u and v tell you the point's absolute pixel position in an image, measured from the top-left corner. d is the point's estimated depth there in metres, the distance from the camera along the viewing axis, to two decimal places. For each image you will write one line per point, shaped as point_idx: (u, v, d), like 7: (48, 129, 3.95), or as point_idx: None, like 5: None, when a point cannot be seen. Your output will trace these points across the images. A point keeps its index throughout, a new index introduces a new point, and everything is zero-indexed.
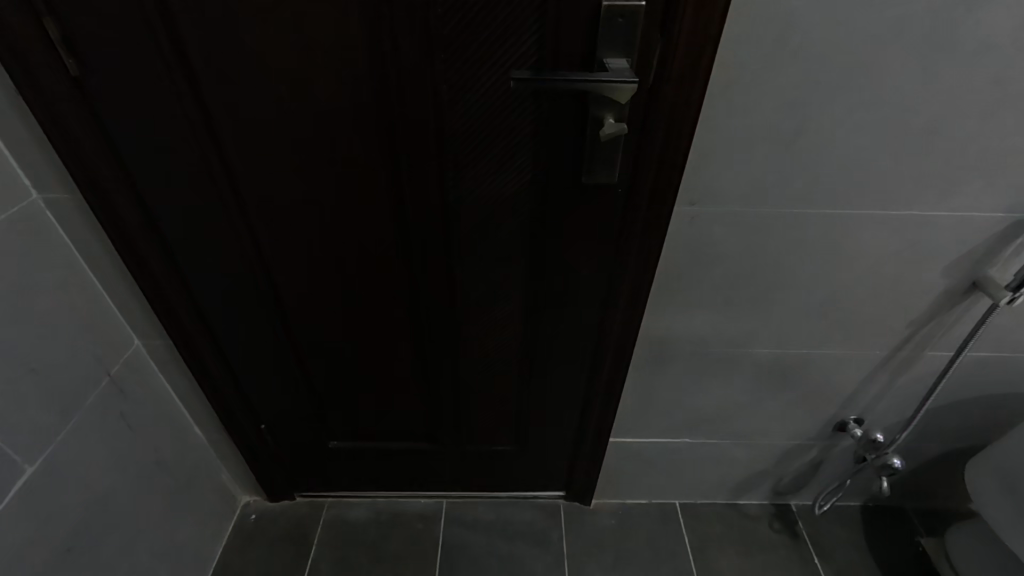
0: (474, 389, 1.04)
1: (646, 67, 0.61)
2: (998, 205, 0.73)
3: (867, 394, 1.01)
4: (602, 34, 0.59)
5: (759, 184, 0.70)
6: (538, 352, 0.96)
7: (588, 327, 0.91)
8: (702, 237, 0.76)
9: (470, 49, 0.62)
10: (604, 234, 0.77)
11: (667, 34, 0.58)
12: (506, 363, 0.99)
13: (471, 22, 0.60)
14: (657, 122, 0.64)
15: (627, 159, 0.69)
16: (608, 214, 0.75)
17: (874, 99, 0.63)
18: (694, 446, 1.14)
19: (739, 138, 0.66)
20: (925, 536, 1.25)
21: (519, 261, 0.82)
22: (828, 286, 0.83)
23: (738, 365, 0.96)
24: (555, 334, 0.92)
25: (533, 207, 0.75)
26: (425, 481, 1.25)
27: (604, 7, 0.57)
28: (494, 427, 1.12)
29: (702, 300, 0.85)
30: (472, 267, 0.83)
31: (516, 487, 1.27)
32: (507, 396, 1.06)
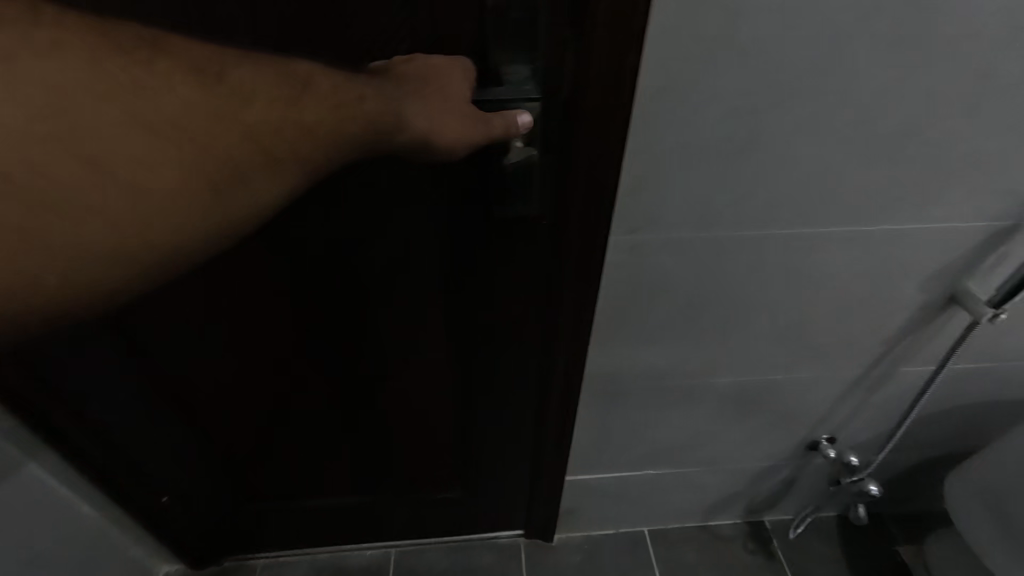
0: (407, 435, 0.93)
1: (557, 75, 0.49)
2: (981, 213, 0.63)
3: (840, 413, 0.93)
4: (493, 39, 0.47)
5: (709, 205, 0.59)
6: (474, 399, 0.83)
7: (529, 369, 0.79)
8: (647, 267, 0.65)
9: (336, 53, 0.49)
10: (532, 270, 0.65)
11: (580, 36, 0.46)
12: (440, 408, 0.87)
13: (323, 24, 0.47)
14: (577, 140, 0.52)
15: (546, 185, 0.56)
16: (534, 247, 0.63)
17: (838, 101, 0.52)
18: (660, 475, 1.04)
19: (681, 156, 0.54)
20: (903, 543, 1.19)
21: (436, 299, 0.70)
22: (795, 308, 0.72)
23: (699, 395, 0.85)
24: (491, 378, 0.80)
25: (442, 240, 0.63)
26: (369, 532, 1.12)
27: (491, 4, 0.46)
28: (437, 472, 1.00)
29: (653, 334, 0.74)
30: (384, 309, 0.71)
31: (471, 530, 1.16)
32: (447, 441, 0.94)
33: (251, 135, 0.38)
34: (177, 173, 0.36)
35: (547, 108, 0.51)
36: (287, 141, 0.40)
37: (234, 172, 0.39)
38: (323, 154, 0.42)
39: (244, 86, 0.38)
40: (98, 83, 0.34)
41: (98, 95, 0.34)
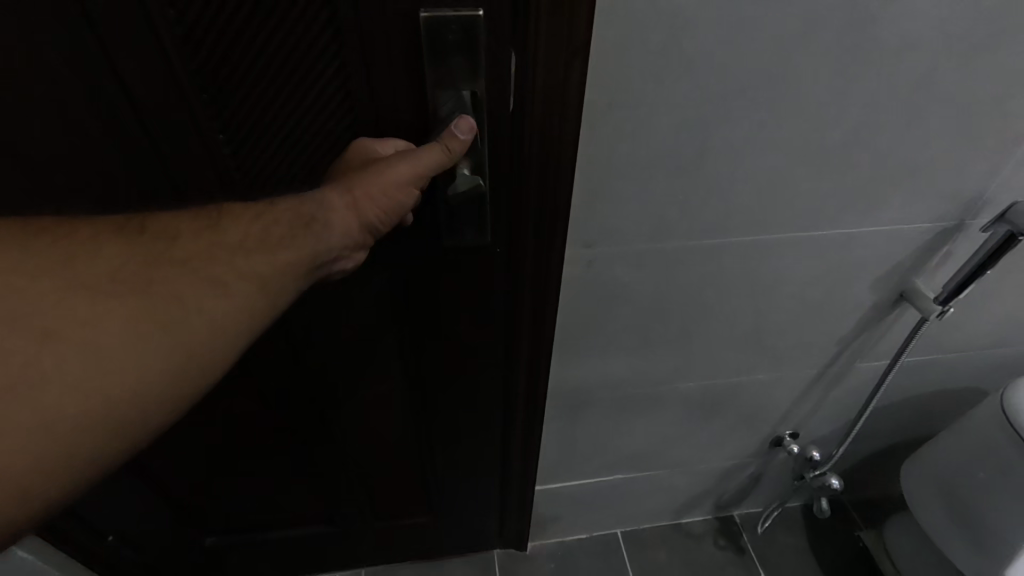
0: (370, 465, 0.90)
1: (503, 93, 0.46)
2: (926, 215, 0.64)
3: (801, 410, 0.94)
4: (430, 59, 0.44)
5: (663, 217, 0.58)
6: (436, 428, 0.81)
7: (491, 397, 0.77)
8: (606, 280, 0.64)
9: (249, 77, 0.45)
10: (488, 303, 0.63)
11: (522, 51, 0.44)
12: (401, 436, 0.84)
13: (233, 47, 0.43)
14: (524, 158, 0.50)
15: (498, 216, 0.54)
16: (490, 280, 0.61)
17: (786, 112, 0.51)
18: (630, 480, 1.04)
19: (634, 169, 0.53)
20: (864, 528, 1.23)
21: (390, 334, 0.67)
22: (754, 313, 0.73)
23: (664, 401, 0.85)
24: (453, 406, 0.78)
25: (392, 276, 0.60)
26: (336, 558, 1.10)
27: (425, 21, 0.42)
28: (403, 499, 0.98)
29: (615, 346, 0.73)
30: (333, 344, 0.67)
31: (441, 552, 1.14)
32: (411, 468, 0.91)
33: (190, 270, 0.39)
34: (119, 334, 0.36)
35: (493, 129, 0.48)
36: (229, 260, 0.40)
37: (190, 310, 0.38)
38: (278, 253, 0.41)
39: (168, 228, 0.40)
40: (28, 268, 0.35)
41: (33, 279, 0.35)
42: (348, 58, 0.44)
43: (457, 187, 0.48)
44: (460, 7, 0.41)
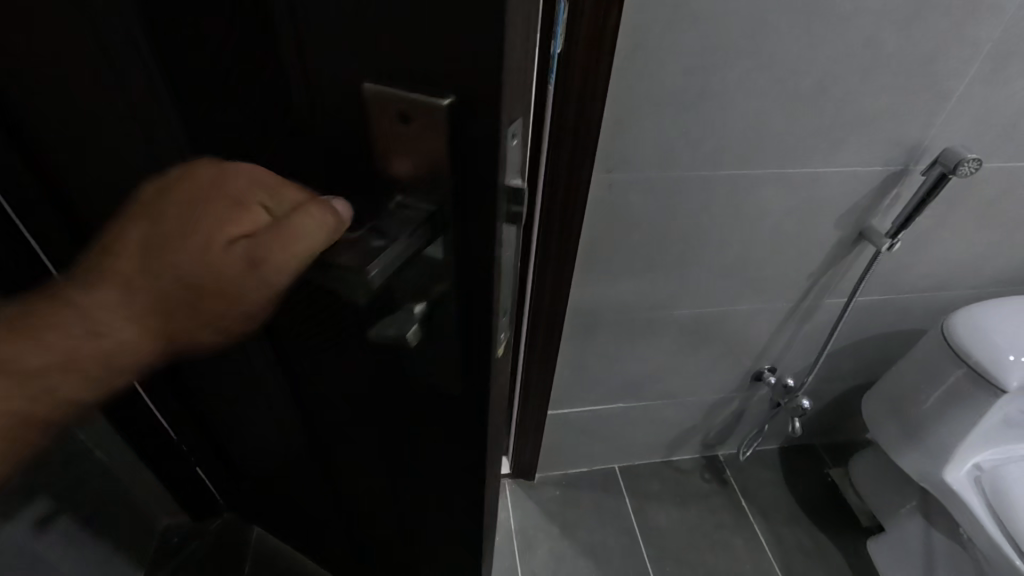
0: (342, 504, 0.88)
1: (469, 188, 0.36)
2: (876, 159, 0.80)
3: (778, 343, 1.09)
4: (379, 136, 0.34)
5: (668, 148, 0.73)
6: (399, 503, 0.75)
7: (447, 504, 0.68)
8: (621, 204, 0.78)
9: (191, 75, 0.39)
10: (450, 416, 0.55)
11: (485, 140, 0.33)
12: (369, 496, 0.79)
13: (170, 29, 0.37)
14: (488, 250, 0.39)
15: (463, 334, 0.45)
16: (455, 395, 0.52)
17: (766, 62, 0.66)
18: (629, 409, 1.18)
19: (648, 104, 0.68)
20: (833, 466, 1.39)
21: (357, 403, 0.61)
22: (738, 243, 0.88)
23: (662, 326, 1.00)
24: (411, 495, 0.71)
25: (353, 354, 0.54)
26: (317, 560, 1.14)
27: (369, 93, 0.33)
28: (369, 545, 0.94)
29: (623, 269, 0.88)
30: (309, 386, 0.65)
31: None
32: (379, 528, 0.86)
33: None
34: None
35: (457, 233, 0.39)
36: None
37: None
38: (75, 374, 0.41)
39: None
40: None
41: None
42: (296, 100, 0.36)
43: (388, 326, 0.44)
44: (421, 91, 0.32)
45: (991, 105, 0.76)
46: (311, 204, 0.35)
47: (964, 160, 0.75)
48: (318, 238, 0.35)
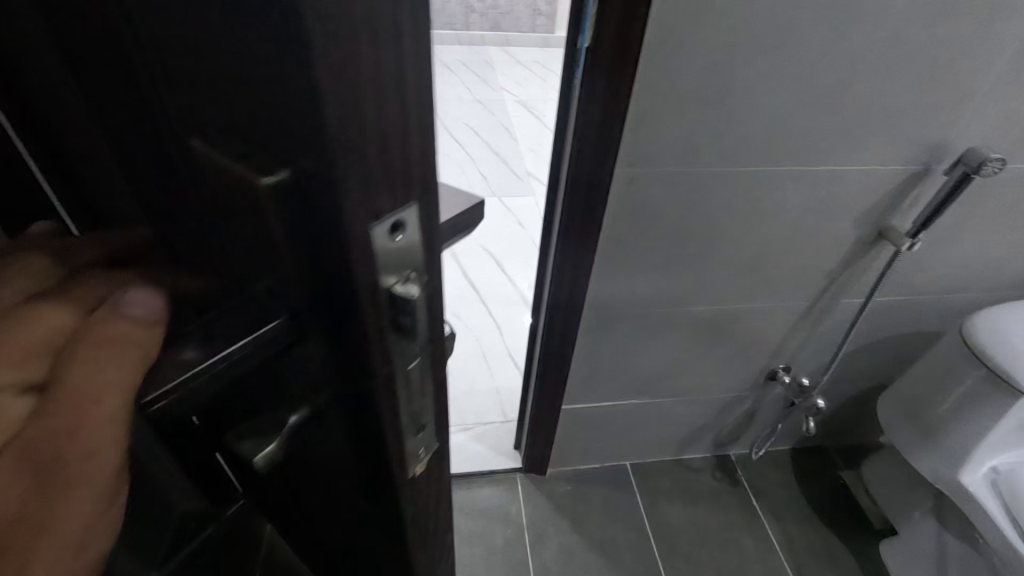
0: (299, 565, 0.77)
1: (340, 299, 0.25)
2: (897, 158, 0.80)
3: (793, 342, 1.09)
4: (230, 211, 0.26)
5: (689, 143, 0.73)
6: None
7: None
8: (641, 198, 0.79)
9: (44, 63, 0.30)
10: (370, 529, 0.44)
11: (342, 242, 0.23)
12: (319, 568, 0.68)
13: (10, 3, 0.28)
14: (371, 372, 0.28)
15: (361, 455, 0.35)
16: (372, 511, 0.41)
17: (789, 58, 0.67)
18: (642, 405, 1.19)
19: (671, 99, 0.68)
20: (845, 469, 1.38)
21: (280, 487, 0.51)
22: (757, 241, 0.88)
23: (678, 322, 1.00)
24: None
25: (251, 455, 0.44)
26: None
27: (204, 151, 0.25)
28: None
29: (640, 265, 0.89)
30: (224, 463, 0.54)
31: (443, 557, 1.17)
32: None
33: None
34: None
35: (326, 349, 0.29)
36: None
37: None
38: None
39: None
40: None
41: None
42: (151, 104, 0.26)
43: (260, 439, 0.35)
44: (254, 161, 0.22)
45: (1015, 104, 0.76)
46: (102, 315, 0.28)
47: (988, 160, 0.75)
48: (126, 351, 0.28)
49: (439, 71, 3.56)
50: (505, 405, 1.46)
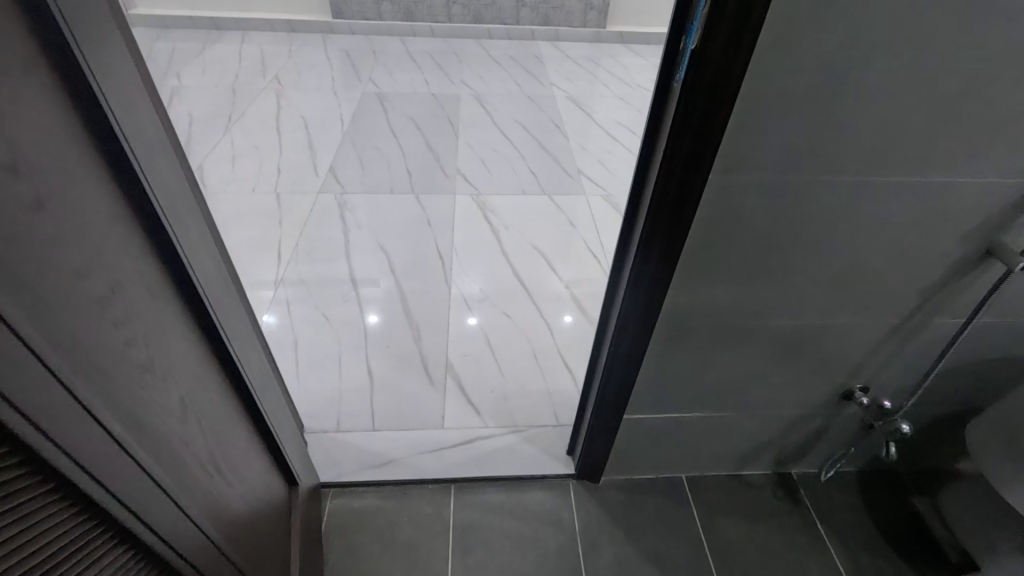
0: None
1: None
2: (1019, 170, 0.73)
3: (876, 361, 1.03)
4: None
5: (792, 151, 0.69)
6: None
7: None
8: (733, 207, 0.75)
9: None
10: None
11: None
12: None
13: None
14: None
15: None
16: None
17: (911, 62, 0.62)
18: (706, 418, 1.15)
19: (776, 104, 0.64)
20: (918, 495, 1.30)
21: None
22: (850, 254, 0.83)
23: (754, 335, 0.96)
24: None
25: None
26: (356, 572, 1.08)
27: None
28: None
29: (722, 276, 0.85)
30: None
31: (498, 559, 1.17)
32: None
33: None
34: None
35: None
36: None
37: None
38: None
39: None
40: None
41: None
42: None
43: None
44: None
45: None
46: None
47: None
48: None
49: (489, 66, 3.55)
50: (558, 408, 1.44)
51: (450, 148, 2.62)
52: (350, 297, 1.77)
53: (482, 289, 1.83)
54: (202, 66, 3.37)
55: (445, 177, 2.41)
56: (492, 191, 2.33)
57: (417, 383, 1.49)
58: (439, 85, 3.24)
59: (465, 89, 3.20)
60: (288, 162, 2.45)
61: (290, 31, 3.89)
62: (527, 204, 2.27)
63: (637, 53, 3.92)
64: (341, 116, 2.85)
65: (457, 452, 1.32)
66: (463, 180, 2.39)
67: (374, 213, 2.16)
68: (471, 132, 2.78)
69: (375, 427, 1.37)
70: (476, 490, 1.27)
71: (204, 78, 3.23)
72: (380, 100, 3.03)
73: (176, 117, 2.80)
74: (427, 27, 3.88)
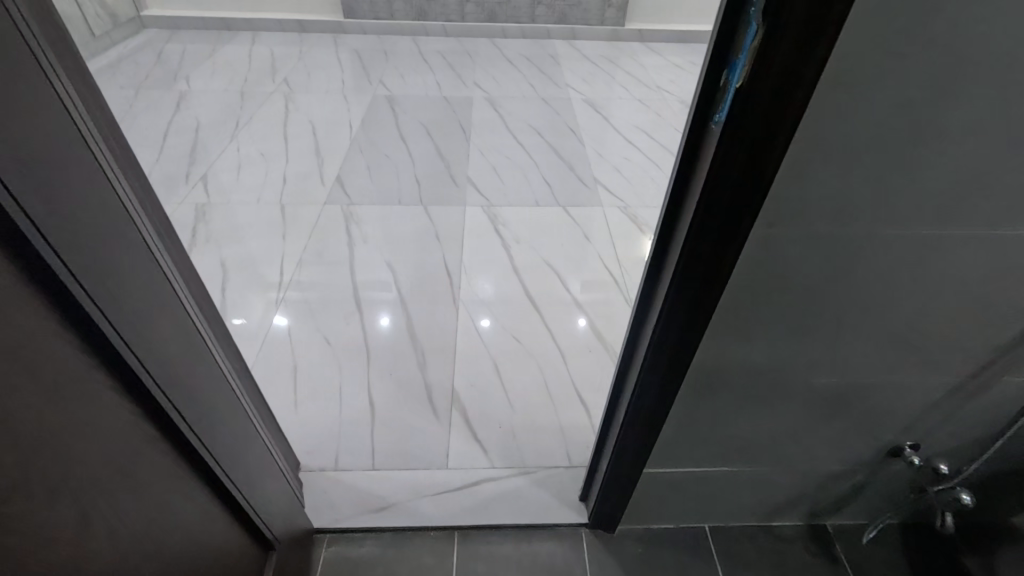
0: None
1: None
2: None
3: (930, 418, 0.91)
4: None
5: (852, 202, 0.58)
6: None
7: None
8: (777, 263, 0.64)
9: None
10: None
11: None
12: None
13: None
14: None
15: None
16: None
17: (1009, 103, 0.50)
18: (734, 472, 1.04)
19: (836, 151, 0.53)
20: (969, 554, 1.18)
21: None
22: (910, 311, 0.72)
23: (793, 393, 0.85)
24: None
25: None
26: None
27: None
28: None
29: (760, 334, 0.74)
30: None
31: None
32: None
33: None
34: None
35: None
36: None
37: None
38: None
39: None
40: None
41: None
42: None
43: None
44: None
45: None
46: None
47: None
48: None
49: (503, 66, 3.44)
50: (570, 447, 1.34)
51: (460, 155, 2.52)
52: (353, 318, 1.68)
53: (491, 308, 1.74)
54: (211, 68, 3.32)
55: (455, 187, 2.31)
56: (504, 203, 2.23)
57: (421, 416, 1.40)
58: (450, 87, 3.14)
59: (477, 92, 3.09)
60: (294, 171, 2.38)
61: (301, 31, 3.82)
62: (540, 216, 2.17)
63: (655, 52, 3.77)
64: (349, 121, 2.77)
65: (461, 497, 1.23)
66: (473, 189, 2.29)
67: (380, 225, 2.08)
68: (483, 137, 2.68)
69: (375, 465, 1.29)
70: (481, 538, 1.18)
71: (212, 81, 3.17)
72: (390, 103, 2.94)
73: (183, 122, 2.75)
74: (440, 27, 3.78)
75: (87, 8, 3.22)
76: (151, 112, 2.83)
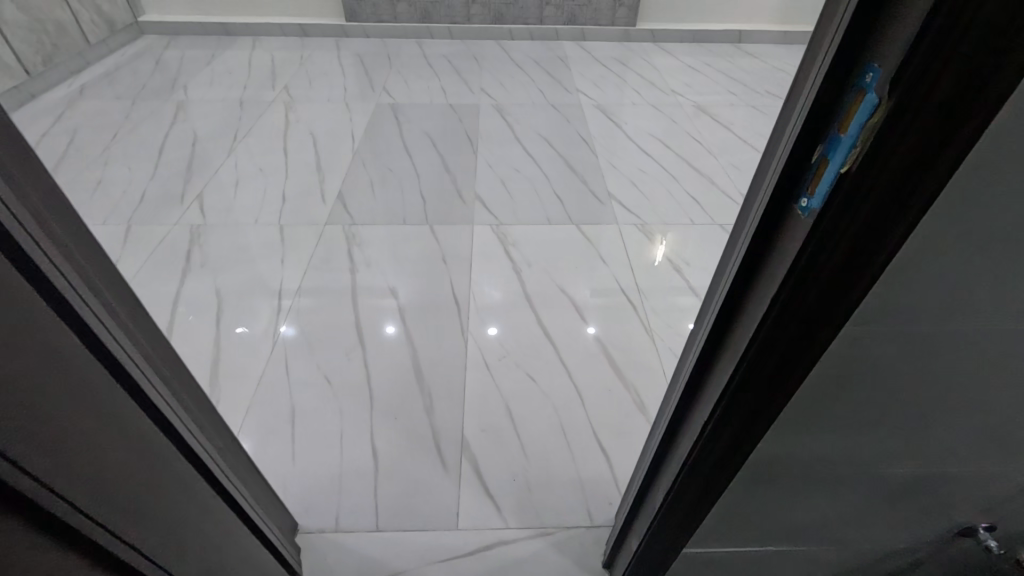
0: None
1: None
2: None
3: (1013, 503, 0.79)
4: None
5: (964, 299, 0.47)
6: None
7: None
8: (861, 361, 0.53)
9: None
10: None
11: None
12: None
13: None
14: None
15: None
16: None
17: None
18: (780, 551, 0.92)
19: (958, 244, 0.42)
20: None
21: None
22: (1013, 406, 0.60)
23: (858, 482, 0.73)
24: None
25: None
26: None
27: None
28: None
29: (830, 429, 0.63)
30: None
31: None
32: None
33: None
34: None
35: None
36: None
37: None
38: None
39: None
40: None
41: None
42: None
43: None
44: None
45: None
46: None
47: None
48: None
49: (511, 71, 3.32)
50: (591, 503, 1.23)
51: (467, 168, 2.41)
52: (355, 353, 1.58)
53: (501, 340, 1.63)
54: (209, 76, 3.22)
55: (463, 203, 2.20)
56: (514, 221, 2.12)
57: (428, 467, 1.30)
58: (456, 94, 3.02)
59: (485, 99, 2.98)
60: (294, 187, 2.28)
61: (303, 35, 3.71)
62: (552, 234, 2.06)
63: (669, 53, 3.63)
64: (351, 132, 2.66)
65: (472, 562, 1.12)
66: (481, 206, 2.18)
67: (384, 246, 1.98)
68: (490, 148, 2.56)
69: (378, 526, 1.18)
70: None
71: (211, 89, 3.07)
72: (394, 112, 2.83)
73: (179, 134, 2.65)
74: (445, 29, 3.66)
75: (81, 14, 3.12)
76: (147, 123, 2.74)
